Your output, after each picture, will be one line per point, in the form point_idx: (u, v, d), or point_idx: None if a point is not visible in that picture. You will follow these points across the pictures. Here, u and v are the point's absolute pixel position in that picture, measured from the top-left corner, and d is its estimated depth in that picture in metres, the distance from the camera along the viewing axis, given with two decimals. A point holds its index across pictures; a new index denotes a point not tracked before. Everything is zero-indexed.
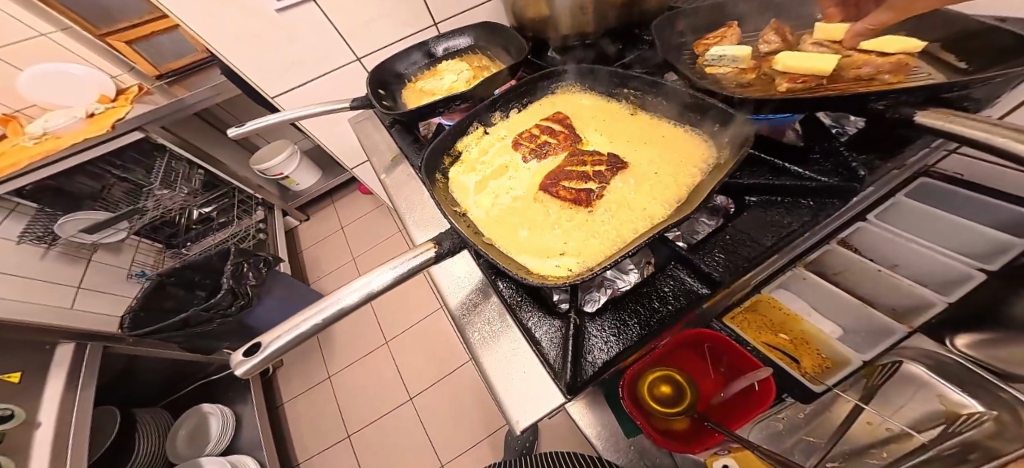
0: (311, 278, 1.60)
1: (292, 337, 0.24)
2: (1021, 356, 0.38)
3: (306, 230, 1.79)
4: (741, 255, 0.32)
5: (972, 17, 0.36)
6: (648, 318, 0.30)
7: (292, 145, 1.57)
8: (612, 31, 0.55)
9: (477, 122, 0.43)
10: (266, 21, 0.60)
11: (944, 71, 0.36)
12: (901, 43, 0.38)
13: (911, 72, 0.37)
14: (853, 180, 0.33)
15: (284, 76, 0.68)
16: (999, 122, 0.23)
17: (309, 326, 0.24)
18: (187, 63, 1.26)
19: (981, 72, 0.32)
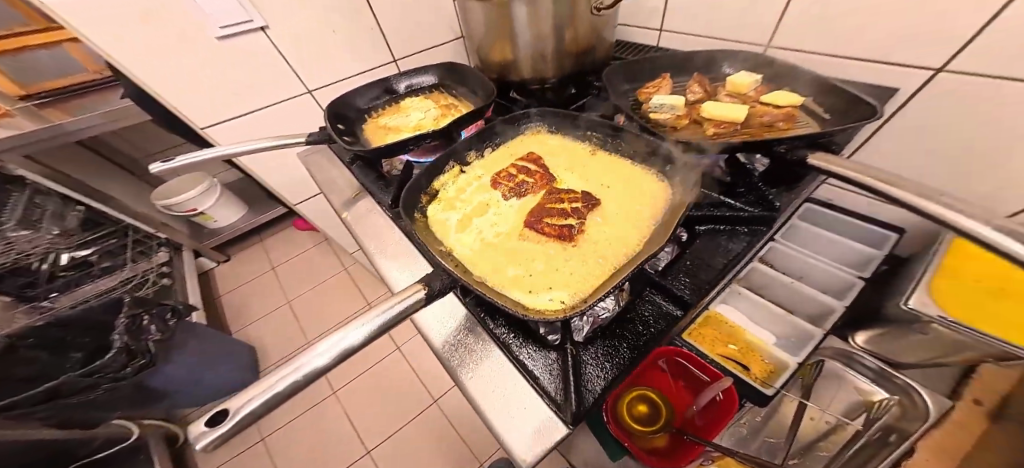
0: (233, 327, 1.34)
1: (269, 397, 0.20)
2: (897, 347, 0.48)
3: (228, 271, 1.54)
4: (702, 278, 0.36)
5: (827, 78, 0.47)
6: (635, 341, 0.32)
7: (208, 178, 1.40)
8: (568, 76, 0.61)
9: (455, 160, 0.44)
10: (203, 48, 0.54)
11: (817, 120, 0.46)
12: (788, 97, 0.49)
13: (796, 122, 0.47)
14: (771, 209, 0.41)
15: (220, 107, 0.60)
16: (859, 163, 0.30)
17: (289, 383, 0.21)
18: (69, 84, 1.03)
19: (843, 123, 0.43)
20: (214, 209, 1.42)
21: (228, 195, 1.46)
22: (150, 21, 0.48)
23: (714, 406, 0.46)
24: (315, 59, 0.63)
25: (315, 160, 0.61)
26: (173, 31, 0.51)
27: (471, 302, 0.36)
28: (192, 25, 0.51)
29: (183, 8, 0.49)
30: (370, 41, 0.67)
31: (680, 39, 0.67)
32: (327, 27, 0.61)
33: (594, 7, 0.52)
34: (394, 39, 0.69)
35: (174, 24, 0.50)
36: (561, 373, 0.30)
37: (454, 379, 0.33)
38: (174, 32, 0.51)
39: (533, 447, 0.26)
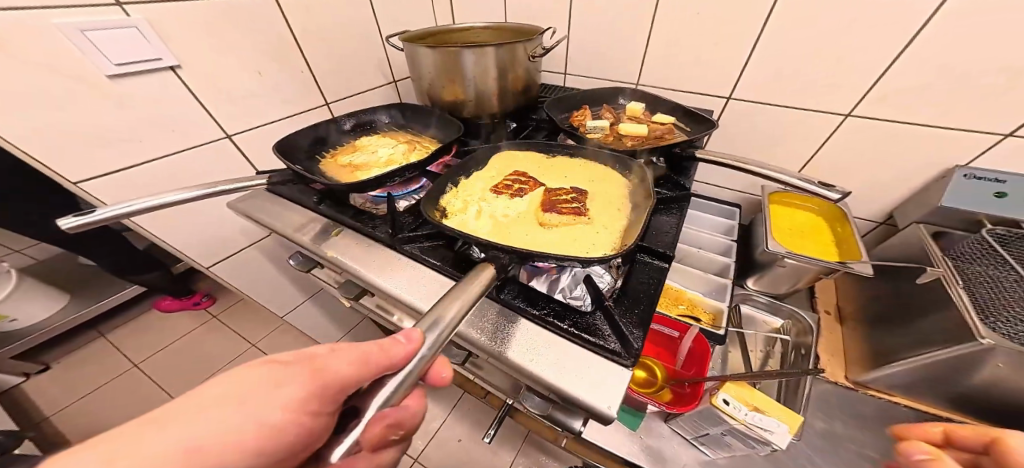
0: None
1: (418, 362, 0.24)
2: (773, 281, 0.71)
3: (63, 384, 1.15)
4: (669, 236, 0.48)
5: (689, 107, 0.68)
6: (646, 293, 0.41)
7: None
8: (513, 112, 0.70)
9: (450, 181, 0.51)
10: (88, 89, 0.41)
11: (684, 132, 0.66)
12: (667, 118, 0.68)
13: (675, 133, 0.65)
14: (682, 188, 0.56)
15: (102, 159, 0.45)
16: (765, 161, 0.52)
17: (427, 349, 0.24)
18: None
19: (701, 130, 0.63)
20: (11, 306, 1.00)
21: (34, 283, 1.06)
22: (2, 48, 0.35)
23: (693, 349, 0.60)
24: (236, 103, 0.55)
25: (250, 205, 0.55)
26: (38, 63, 0.37)
27: (509, 296, 0.42)
28: (72, 56, 0.39)
29: (60, 36, 0.38)
30: (302, 84, 0.63)
31: (582, 81, 0.86)
32: (253, 68, 0.55)
33: (529, 55, 0.63)
34: (327, 81, 0.67)
35: (42, 54, 0.37)
36: (609, 332, 0.38)
37: (512, 366, 0.37)
38: (42, 64, 0.38)
39: (613, 392, 0.33)
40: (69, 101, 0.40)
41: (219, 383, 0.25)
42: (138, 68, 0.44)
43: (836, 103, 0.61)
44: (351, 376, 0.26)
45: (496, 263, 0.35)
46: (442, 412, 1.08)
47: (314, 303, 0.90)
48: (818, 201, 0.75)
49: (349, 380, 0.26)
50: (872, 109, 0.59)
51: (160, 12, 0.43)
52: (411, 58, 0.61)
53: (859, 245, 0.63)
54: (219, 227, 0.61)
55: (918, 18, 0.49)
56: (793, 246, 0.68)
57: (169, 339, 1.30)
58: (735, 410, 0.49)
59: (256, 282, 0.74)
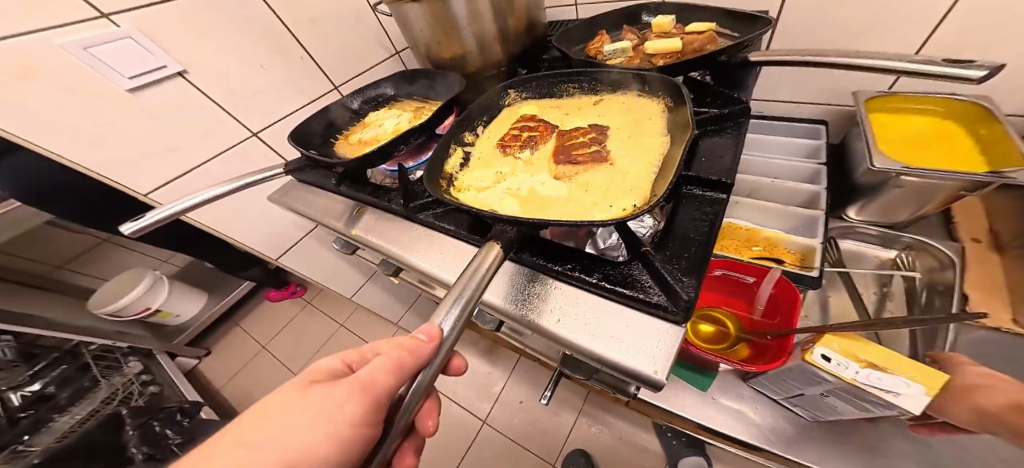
0: None
1: (427, 370, 0.23)
2: (880, 206, 0.54)
3: (222, 362, 1.51)
4: (724, 160, 0.38)
5: (734, 5, 0.53)
6: (699, 231, 0.33)
7: (150, 270, 1.27)
8: (519, 57, 0.63)
9: (455, 143, 0.46)
10: (125, 107, 0.47)
11: (726, 40, 0.52)
12: (703, 25, 0.54)
13: (719, 42, 0.50)
14: (733, 102, 0.44)
15: (153, 168, 0.53)
16: (835, 49, 0.39)
17: (438, 357, 0.23)
18: None
19: (754, 28, 0.50)
20: (170, 303, 1.31)
21: (181, 286, 1.35)
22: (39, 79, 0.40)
23: (774, 296, 0.50)
24: (251, 101, 0.59)
25: (287, 198, 0.59)
26: (73, 89, 0.43)
27: (530, 254, 0.38)
28: (93, 76, 0.43)
29: (70, 56, 0.41)
30: (307, 72, 0.64)
31: (594, 9, 0.72)
32: (254, 63, 0.57)
33: None
34: (331, 65, 0.67)
35: (71, 80, 0.42)
36: (651, 283, 0.32)
37: (542, 331, 0.34)
38: (73, 89, 0.43)
39: (664, 355, 0.28)
40: (112, 120, 0.47)
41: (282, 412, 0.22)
42: (150, 80, 0.48)
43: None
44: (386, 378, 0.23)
45: (504, 239, 0.31)
46: (504, 375, 1.13)
47: (374, 283, 0.98)
48: (921, 99, 0.54)
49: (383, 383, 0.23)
50: None
51: (148, 17, 0.45)
52: (401, 19, 0.56)
53: (1018, 144, 0.44)
54: (273, 221, 0.69)
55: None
56: (911, 159, 0.51)
57: (281, 323, 1.59)
58: (840, 368, 0.38)
59: (318, 267, 0.83)
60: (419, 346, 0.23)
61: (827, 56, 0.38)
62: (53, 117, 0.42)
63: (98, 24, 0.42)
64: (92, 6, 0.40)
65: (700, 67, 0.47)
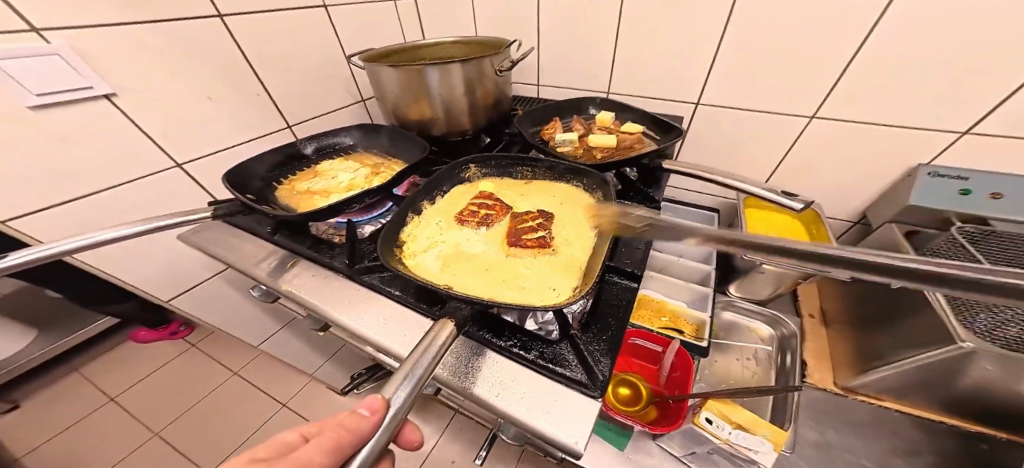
0: None
1: (368, 449, 0.22)
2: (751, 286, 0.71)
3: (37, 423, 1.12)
4: (637, 251, 0.46)
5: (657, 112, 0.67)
6: (617, 316, 0.40)
7: None
8: (483, 127, 0.69)
9: (412, 212, 0.49)
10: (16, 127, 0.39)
11: (653, 141, 0.64)
12: (636, 127, 0.66)
13: (645, 145, 0.62)
14: (651, 201, 0.54)
15: (29, 198, 0.42)
16: (721, 169, 0.51)
17: (383, 432, 0.22)
18: None
19: (670, 137, 0.62)
20: None
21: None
22: None
23: (676, 363, 0.59)
24: (184, 129, 0.53)
25: (206, 237, 0.53)
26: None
27: (475, 328, 0.40)
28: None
29: None
30: (263, 109, 0.62)
31: (555, 92, 0.86)
32: (201, 93, 0.53)
33: (496, 69, 0.61)
34: (290, 104, 0.66)
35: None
36: (576, 361, 0.36)
37: (477, 401, 0.35)
38: None
39: (583, 428, 0.31)
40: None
41: None
42: (60, 96, 0.40)
43: (806, 98, 0.61)
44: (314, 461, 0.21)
45: (458, 316, 0.33)
46: (434, 434, 1.05)
47: (289, 330, 0.88)
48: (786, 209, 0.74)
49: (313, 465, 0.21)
50: (839, 110, 0.60)
51: (88, 37, 0.41)
52: (373, 76, 0.60)
53: None
54: (179, 258, 0.59)
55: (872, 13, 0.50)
56: None
57: (148, 370, 1.27)
58: (719, 429, 0.51)
59: (223, 313, 0.72)
60: (356, 423, 0.22)
61: (715, 175, 0.50)
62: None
63: (18, 36, 0.37)
64: (22, 19, 0.37)
65: (630, 165, 0.55)
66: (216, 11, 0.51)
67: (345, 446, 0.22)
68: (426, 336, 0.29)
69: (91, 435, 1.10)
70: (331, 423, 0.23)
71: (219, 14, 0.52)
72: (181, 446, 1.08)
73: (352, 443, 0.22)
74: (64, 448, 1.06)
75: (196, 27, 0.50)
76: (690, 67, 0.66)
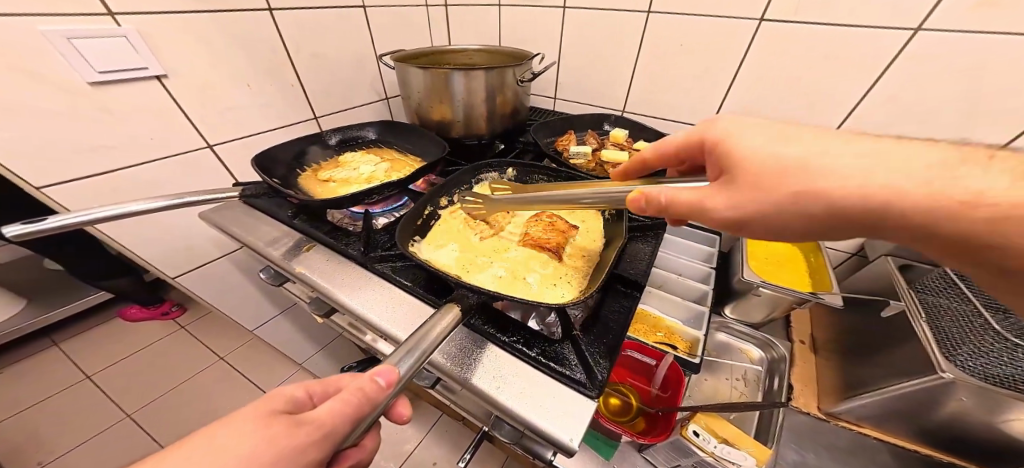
0: None
1: (370, 411, 0.24)
2: (743, 308, 0.73)
3: (13, 393, 1.10)
4: (643, 260, 0.47)
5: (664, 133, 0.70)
6: (620, 320, 0.41)
7: None
8: (499, 133, 0.71)
9: (431, 203, 0.52)
10: (72, 99, 0.43)
11: None
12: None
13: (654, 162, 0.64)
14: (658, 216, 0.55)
15: (69, 162, 0.45)
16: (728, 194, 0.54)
17: (383, 395, 0.24)
18: None
19: None
20: None
21: None
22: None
23: (668, 378, 0.61)
24: (220, 113, 0.57)
25: (225, 216, 0.55)
26: (25, 70, 0.40)
27: (480, 322, 0.42)
28: (59, 64, 0.41)
29: (48, 44, 0.40)
30: (291, 97, 0.66)
31: (571, 106, 0.90)
32: (242, 81, 0.58)
33: (518, 79, 0.64)
34: (317, 97, 0.70)
35: (28, 62, 0.39)
36: (576, 361, 0.37)
37: (474, 392, 0.36)
38: (22, 73, 0.39)
39: (580, 427, 0.32)
40: (57, 110, 0.43)
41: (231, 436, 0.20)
42: (123, 76, 0.46)
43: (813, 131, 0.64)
44: (333, 422, 0.23)
45: (463, 304, 0.34)
46: (418, 433, 1.06)
47: (286, 317, 0.88)
48: None
49: (332, 426, 0.23)
50: None
51: (153, 24, 0.47)
52: (402, 76, 0.64)
53: (831, 276, 0.63)
54: (195, 236, 0.61)
55: (894, 44, 0.51)
56: (770, 275, 0.68)
57: (131, 348, 1.26)
58: (704, 441, 0.53)
59: (229, 295, 0.73)
60: (373, 391, 0.24)
61: None
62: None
63: (97, 19, 0.43)
64: (102, 4, 0.42)
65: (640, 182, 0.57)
66: (266, 5, 0.56)
67: (361, 412, 0.24)
68: (435, 318, 0.31)
69: (53, 420, 1.05)
70: (348, 388, 0.24)
71: (268, 8, 0.57)
72: (150, 431, 1.04)
73: (367, 409, 0.24)
74: (27, 429, 1.02)
75: (247, 19, 0.55)
76: (705, 91, 0.70)
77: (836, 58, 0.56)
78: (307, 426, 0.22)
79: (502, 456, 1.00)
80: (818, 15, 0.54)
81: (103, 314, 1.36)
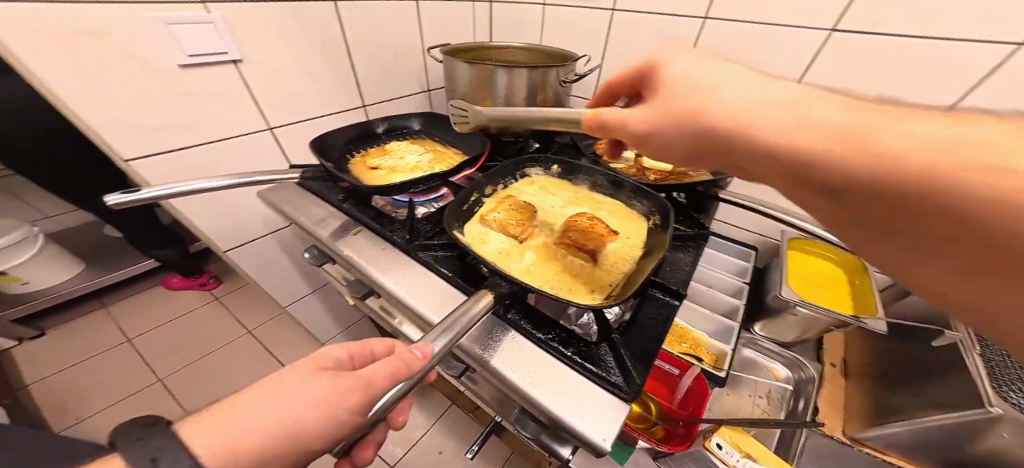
0: (58, 428, 1.00)
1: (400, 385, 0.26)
2: (773, 327, 0.71)
3: (68, 346, 1.21)
4: (683, 271, 0.47)
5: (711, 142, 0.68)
6: (656, 327, 0.41)
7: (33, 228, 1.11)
8: (539, 132, 0.71)
9: (475, 192, 0.52)
10: (159, 80, 0.47)
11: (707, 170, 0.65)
12: None
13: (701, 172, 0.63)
14: (702, 228, 0.53)
15: (151, 140, 0.49)
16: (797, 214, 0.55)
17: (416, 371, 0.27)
18: None
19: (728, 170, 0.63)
20: (24, 268, 1.10)
21: (54, 250, 1.17)
22: (106, 39, 0.41)
23: (692, 388, 0.60)
24: (283, 98, 0.60)
25: (279, 196, 0.58)
26: (130, 53, 0.43)
27: (516, 317, 0.43)
28: (156, 47, 0.45)
29: (151, 29, 0.44)
30: (343, 86, 0.68)
31: None
32: (303, 68, 0.60)
33: (563, 79, 0.64)
34: (368, 86, 0.72)
35: (133, 45, 0.43)
36: (614, 364, 0.37)
37: (508, 386, 0.37)
38: (127, 55, 0.43)
39: (612, 428, 0.33)
40: (149, 90, 0.46)
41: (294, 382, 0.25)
42: (207, 61, 0.50)
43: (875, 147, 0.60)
44: (378, 380, 0.26)
45: (495, 291, 0.37)
46: (429, 420, 1.08)
47: (316, 296, 0.92)
48: (834, 253, 0.72)
49: (377, 383, 0.26)
50: None
51: (235, 11, 0.49)
52: (449, 70, 0.66)
53: (876, 301, 0.61)
54: (248, 213, 0.65)
55: (984, 63, 0.45)
56: (810, 294, 0.66)
57: (171, 314, 1.34)
58: (727, 455, 0.53)
59: (271, 271, 0.77)
60: (412, 359, 0.27)
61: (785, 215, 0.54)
62: (88, 69, 0.41)
63: (190, 6, 0.46)
64: None
65: (683, 191, 0.56)
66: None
67: (401, 375, 0.26)
68: (467, 303, 0.33)
69: (99, 376, 1.14)
70: (396, 354, 0.27)
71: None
72: (182, 395, 1.11)
73: (407, 373, 0.27)
74: (78, 380, 1.12)
75: (313, 8, 0.57)
76: None
77: (910, 74, 0.50)
78: (356, 380, 0.25)
79: (509, 450, 1.02)
80: (904, 24, 0.48)
81: (149, 279, 1.46)
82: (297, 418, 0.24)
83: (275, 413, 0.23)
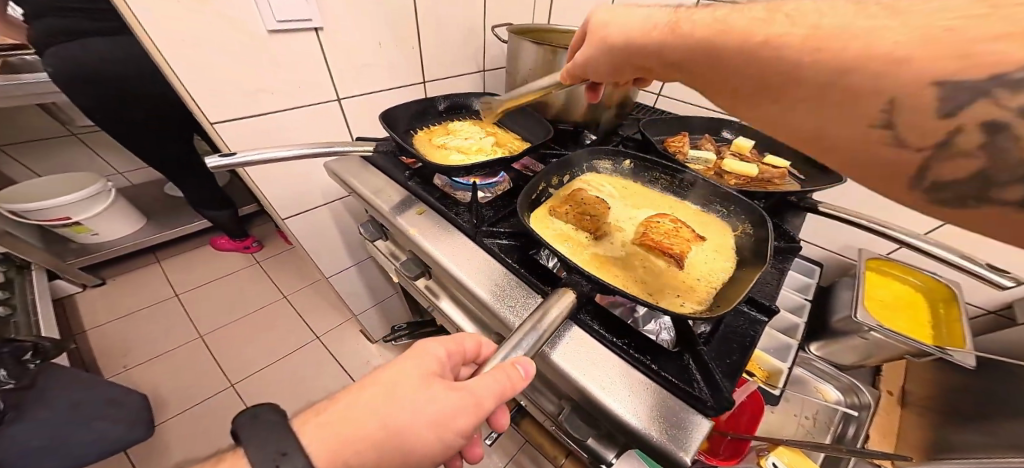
0: (114, 371, 1.08)
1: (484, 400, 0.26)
2: (834, 350, 0.67)
3: (124, 294, 1.30)
4: (770, 284, 0.44)
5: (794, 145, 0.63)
6: (741, 341, 0.38)
7: (106, 181, 1.19)
8: (603, 122, 0.68)
9: (546, 182, 0.51)
10: (248, 44, 0.47)
11: (789, 178, 0.60)
12: (778, 161, 0.62)
13: (784, 180, 0.58)
14: (788, 239, 0.49)
15: (236, 103, 0.50)
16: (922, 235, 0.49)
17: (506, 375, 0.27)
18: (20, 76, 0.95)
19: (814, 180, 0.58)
20: (95, 220, 1.19)
21: (123, 205, 1.27)
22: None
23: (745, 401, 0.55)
24: (353, 69, 0.60)
25: (344, 169, 0.58)
26: (228, 15, 0.44)
27: (587, 317, 0.41)
28: (248, 10, 0.45)
29: None
30: (407, 60, 0.66)
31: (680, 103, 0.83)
32: (375, 40, 0.59)
33: None
34: (430, 62, 0.70)
35: (229, 6, 0.44)
36: (697, 377, 0.35)
37: (580, 389, 0.36)
38: (222, 15, 0.44)
39: (697, 444, 0.31)
40: (238, 53, 0.47)
41: (405, 394, 0.26)
42: (291, 27, 0.50)
43: None
44: (483, 397, 0.26)
45: (577, 291, 0.35)
46: None
47: (357, 270, 0.94)
48: (917, 278, 0.66)
49: (481, 401, 0.26)
50: None
51: None
52: (513, 50, 0.63)
53: (966, 332, 0.56)
54: (307, 183, 0.66)
55: None
56: (885, 319, 0.61)
57: (215, 273, 1.42)
58: None
59: (320, 241, 0.78)
60: (517, 378, 0.27)
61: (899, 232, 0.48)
62: (191, 28, 0.43)
63: None
64: None
65: (768, 199, 0.52)
66: None
67: (506, 393, 0.27)
68: (550, 304, 0.32)
69: (150, 326, 1.22)
70: (502, 368, 0.27)
71: None
72: (224, 351, 1.18)
73: (511, 392, 0.27)
74: (133, 327, 1.21)
75: None
76: None
77: None
78: (462, 393, 0.26)
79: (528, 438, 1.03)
80: None
81: (196, 239, 1.53)
82: (411, 428, 0.25)
83: (391, 421, 0.25)
